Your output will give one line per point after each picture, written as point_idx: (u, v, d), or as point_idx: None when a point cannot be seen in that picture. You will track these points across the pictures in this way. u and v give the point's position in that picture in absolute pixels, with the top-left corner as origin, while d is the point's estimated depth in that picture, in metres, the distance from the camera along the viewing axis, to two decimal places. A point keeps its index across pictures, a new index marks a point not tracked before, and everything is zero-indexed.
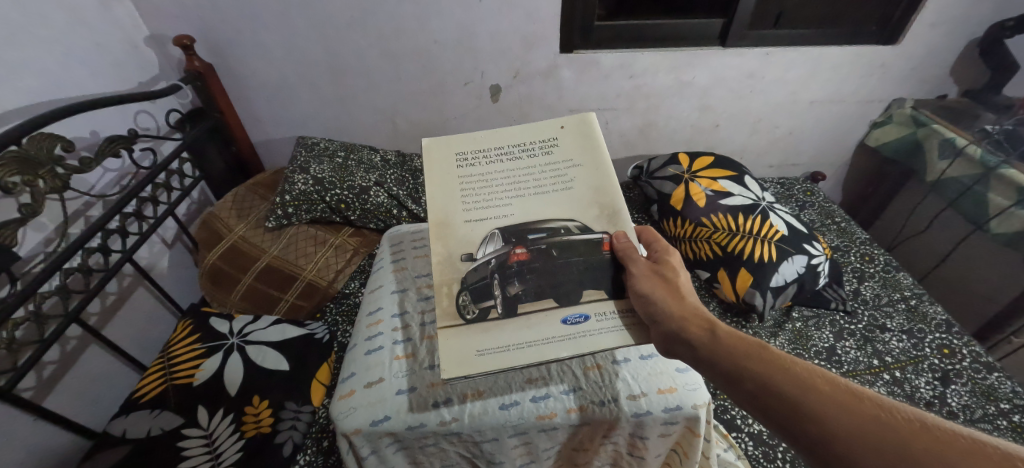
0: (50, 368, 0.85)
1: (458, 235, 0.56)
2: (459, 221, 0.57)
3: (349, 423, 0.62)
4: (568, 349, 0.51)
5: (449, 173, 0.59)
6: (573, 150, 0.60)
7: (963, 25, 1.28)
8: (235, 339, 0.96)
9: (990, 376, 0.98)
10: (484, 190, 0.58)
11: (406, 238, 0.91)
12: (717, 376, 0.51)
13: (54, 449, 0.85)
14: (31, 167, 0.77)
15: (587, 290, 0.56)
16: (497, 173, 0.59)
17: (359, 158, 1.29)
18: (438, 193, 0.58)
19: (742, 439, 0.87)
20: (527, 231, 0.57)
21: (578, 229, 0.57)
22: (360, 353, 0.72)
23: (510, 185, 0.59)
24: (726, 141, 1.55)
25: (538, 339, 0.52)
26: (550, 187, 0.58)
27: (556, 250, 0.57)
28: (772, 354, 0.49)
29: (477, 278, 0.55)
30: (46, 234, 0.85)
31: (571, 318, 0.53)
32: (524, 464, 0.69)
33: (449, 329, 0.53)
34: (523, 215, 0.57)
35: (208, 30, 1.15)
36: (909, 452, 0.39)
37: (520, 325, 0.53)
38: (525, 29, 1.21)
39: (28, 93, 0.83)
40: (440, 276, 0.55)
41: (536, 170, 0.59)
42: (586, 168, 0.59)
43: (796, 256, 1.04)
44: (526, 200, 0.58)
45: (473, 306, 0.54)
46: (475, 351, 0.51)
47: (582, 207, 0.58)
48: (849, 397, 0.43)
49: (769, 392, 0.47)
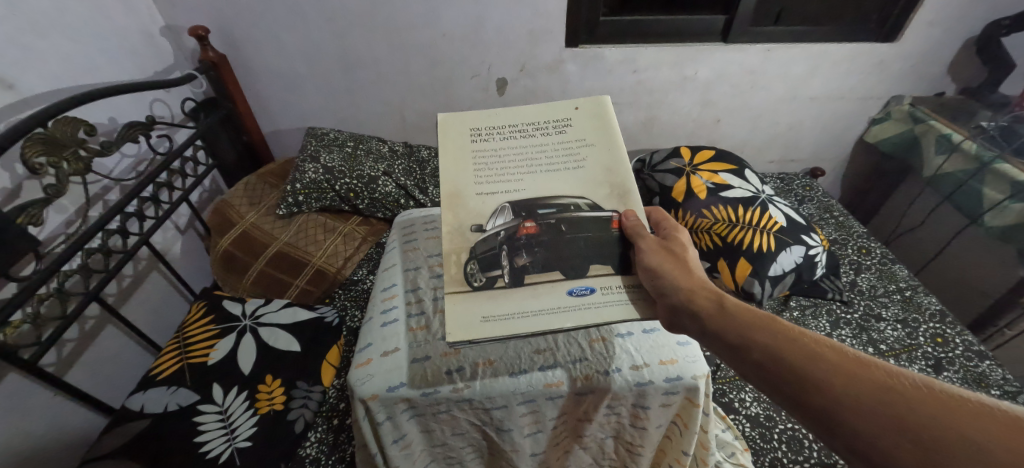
0: (70, 345, 0.87)
1: (470, 206, 0.58)
2: (471, 193, 0.59)
3: (366, 388, 0.64)
4: (571, 320, 0.53)
5: (464, 148, 0.62)
6: (585, 130, 0.63)
7: (960, 24, 1.31)
8: (248, 321, 0.99)
9: (982, 364, 1.01)
10: (497, 166, 0.61)
11: (418, 222, 0.94)
12: (725, 347, 0.52)
13: (74, 423, 0.88)
14: (56, 148, 0.80)
15: (593, 265, 0.58)
16: (510, 150, 0.62)
17: (369, 148, 1.32)
18: (452, 165, 0.60)
19: (739, 421, 0.91)
20: (537, 206, 0.58)
21: (588, 207, 0.59)
22: (376, 325, 0.74)
23: (523, 162, 0.61)
24: (728, 137, 1.58)
25: (543, 308, 0.54)
26: (562, 165, 0.61)
27: (565, 226, 0.58)
28: (779, 325, 0.50)
29: (486, 248, 0.56)
30: (67, 216, 0.88)
31: (577, 290, 0.55)
32: (531, 434, 0.72)
33: (457, 294, 0.55)
34: (534, 190, 0.59)
35: (222, 22, 1.18)
36: (915, 416, 0.39)
37: (526, 294, 0.55)
38: (532, 24, 1.24)
39: (54, 78, 0.86)
40: (449, 244, 0.56)
41: (549, 148, 0.62)
42: (598, 148, 0.62)
43: (795, 246, 1.07)
44: (538, 176, 0.60)
45: (480, 275, 0.56)
46: (482, 318, 0.53)
47: (592, 184, 0.60)
48: (858, 364, 0.44)
49: (776, 363, 0.47)
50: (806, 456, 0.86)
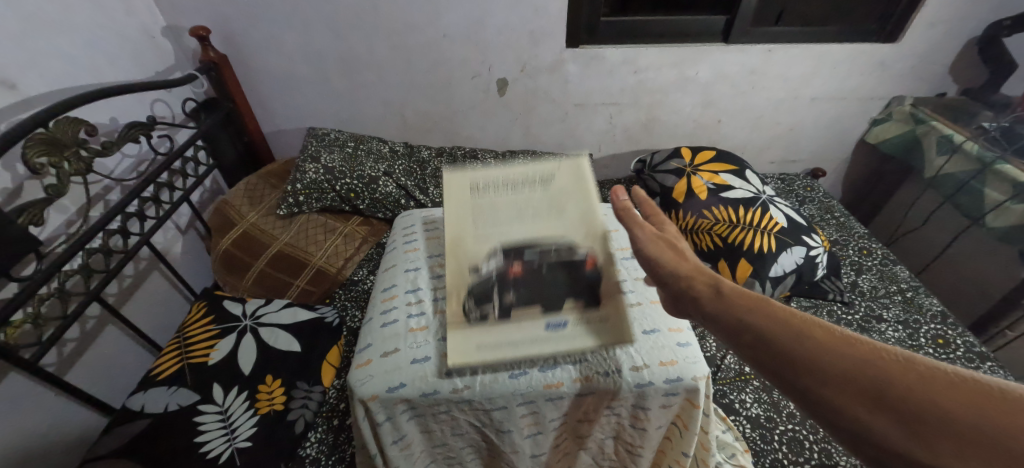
0: (70, 345, 0.87)
1: (465, 250, 0.59)
2: (464, 239, 0.59)
3: (365, 389, 0.64)
4: (553, 351, 0.55)
5: (453, 200, 0.62)
6: (569, 182, 0.63)
7: (962, 24, 1.30)
8: (249, 321, 0.99)
9: (983, 366, 1.00)
10: (485, 215, 0.61)
11: (418, 222, 0.94)
12: (715, 331, 0.47)
13: (74, 422, 0.88)
14: (58, 148, 0.80)
15: (570, 299, 0.58)
16: (497, 200, 0.62)
17: (369, 148, 1.32)
18: (442, 215, 0.60)
19: (739, 422, 0.91)
20: (525, 250, 0.59)
21: (572, 249, 0.59)
22: (376, 326, 0.74)
23: (509, 210, 0.61)
24: (729, 137, 1.58)
25: (526, 339, 0.55)
26: (546, 213, 0.60)
27: (551, 267, 0.59)
28: (768, 305, 0.44)
29: (480, 285, 0.57)
30: (68, 216, 0.88)
31: (555, 322, 0.57)
32: (531, 435, 0.72)
33: (452, 328, 0.56)
34: (521, 236, 0.59)
35: (223, 22, 1.18)
36: (907, 400, 0.36)
37: (512, 327, 0.56)
38: (533, 24, 1.24)
39: (55, 79, 0.86)
40: (448, 283, 0.57)
41: (535, 197, 0.61)
42: (581, 198, 0.62)
43: (795, 247, 1.07)
44: (524, 223, 0.60)
45: (475, 309, 0.57)
46: (472, 348, 0.55)
47: (576, 230, 0.60)
48: (851, 346, 0.39)
49: (765, 346, 0.42)
50: (807, 457, 0.86)
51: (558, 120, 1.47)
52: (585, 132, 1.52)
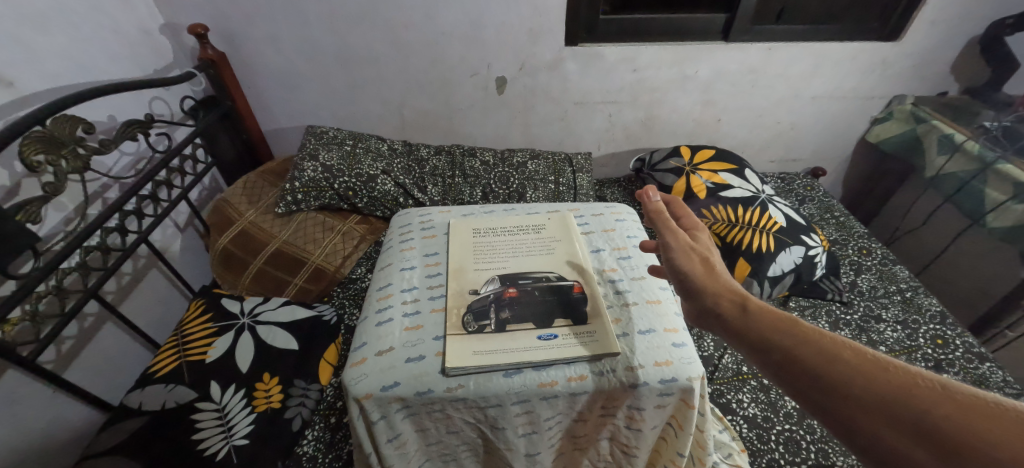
0: (69, 343, 0.88)
1: (469, 278, 0.77)
2: (470, 269, 0.79)
3: (360, 388, 0.64)
4: (541, 355, 0.66)
5: (467, 241, 0.86)
6: (556, 231, 0.86)
7: (965, 22, 1.29)
8: (246, 319, 0.99)
9: (982, 366, 1.00)
10: (489, 253, 0.82)
11: (415, 221, 0.94)
12: (744, 348, 0.49)
13: (72, 420, 0.89)
14: (55, 146, 0.80)
15: (558, 319, 0.70)
16: (500, 241, 0.84)
17: (368, 146, 1.32)
18: (457, 252, 0.83)
19: (736, 422, 0.91)
20: (518, 278, 0.75)
21: (556, 278, 0.76)
22: (371, 324, 0.73)
23: (509, 249, 0.82)
24: (729, 136, 1.57)
25: (518, 347, 0.67)
26: (536, 250, 0.81)
27: (539, 291, 0.73)
28: (797, 325, 0.46)
29: (478, 304, 0.72)
30: (66, 214, 0.88)
31: (544, 336, 0.68)
32: (526, 433, 0.72)
33: (455, 336, 0.68)
34: (516, 268, 0.77)
35: (221, 20, 1.18)
36: (927, 419, 0.37)
37: (507, 338, 0.68)
38: (531, 22, 1.24)
39: (52, 76, 0.86)
40: (451, 302, 0.73)
41: (528, 240, 0.84)
42: (564, 242, 0.84)
43: (794, 247, 1.06)
44: (519, 258, 0.80)
45: (473, 323, 0.70)
46: (471, 351, 0.66)
47: (559, 264, 0.78)
48: (876, 366, 0.41)
49: (793, 362, 0.44)
50: (804, 457, 0.86)
51: (557, 118, 1.47)
52: (584, 131, 1.52)
